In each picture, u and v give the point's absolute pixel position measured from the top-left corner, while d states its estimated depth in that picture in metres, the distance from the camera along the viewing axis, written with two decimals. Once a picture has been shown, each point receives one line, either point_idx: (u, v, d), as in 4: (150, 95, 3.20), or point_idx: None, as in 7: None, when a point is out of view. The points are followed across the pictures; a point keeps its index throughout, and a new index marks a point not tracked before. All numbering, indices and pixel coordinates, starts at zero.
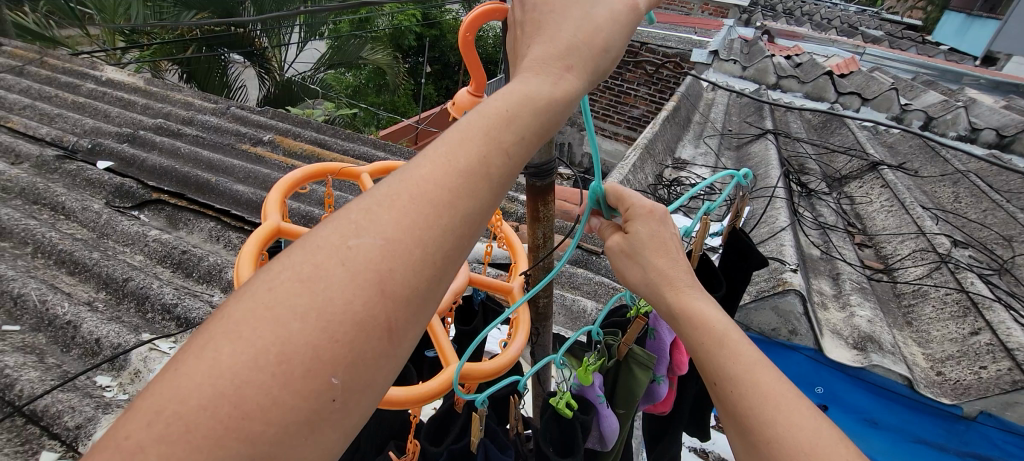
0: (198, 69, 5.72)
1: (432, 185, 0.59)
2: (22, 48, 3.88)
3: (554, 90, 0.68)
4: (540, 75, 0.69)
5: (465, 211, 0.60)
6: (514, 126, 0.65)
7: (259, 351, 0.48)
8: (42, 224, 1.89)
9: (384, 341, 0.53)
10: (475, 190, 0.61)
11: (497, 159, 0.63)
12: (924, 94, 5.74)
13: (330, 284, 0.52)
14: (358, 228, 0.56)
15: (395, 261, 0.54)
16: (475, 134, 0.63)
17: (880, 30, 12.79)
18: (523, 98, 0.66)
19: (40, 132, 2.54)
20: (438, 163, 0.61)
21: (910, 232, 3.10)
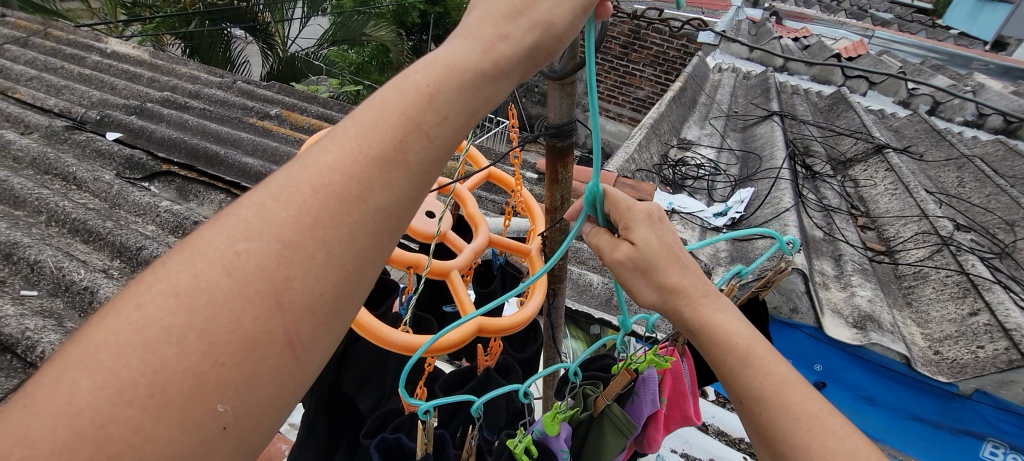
0: (201, 43, 5.68)
1: (339, 176, 0.52)
2: (25, 20, 3.85)
3: (481, 62, 0.61)
4: (467, 46, 0.62)
5: (381, 201, 0.54)
6: (437, 102, 0.58)
7: (125, 382, 0.42)
8: (55, 194, 1.91)
9: (285, 358, 0.47)
10: (392, 177, 0.54)
11: (417, 142, 0.56)
12: (932, 78, 5.70)
13: (210, 295, 0.45)
14: (248, 228, 0.49)
15: (292, 268, 0.48)
16: (389, 114, 0.56)
17: (890, 13, 12.63)
18: (447, 73, 0.59)
19: (48, 103, 2.55)
20: (347, 149, 0.54)
21: (913, 215, 3.11)
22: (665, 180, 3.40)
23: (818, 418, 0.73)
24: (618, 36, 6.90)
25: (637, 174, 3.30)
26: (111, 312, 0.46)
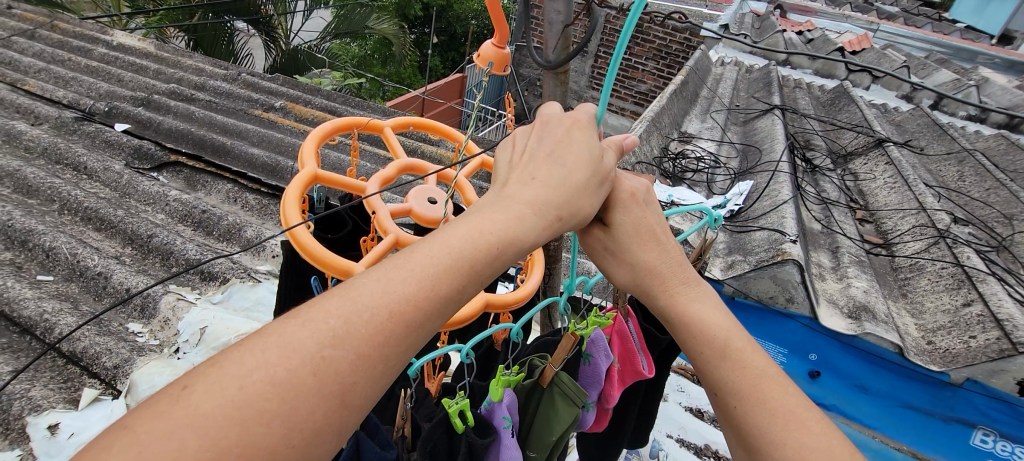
0: (204, 36, 5.71)
1: (411, 307, 0.63)
2: (31, 12, 3.88)
3: (540, 235, 0.75)
4: (534, 215, 0.75)
5: (432, 333, 0.65)
6: (495, 263, 0.70)
7: (220, 448, 0.49)
8: (67, 183, 1.96)
9: (334, 445, 0.56)
10: (444, 314, 0.66)
11: (471, 290, 0.68)
12: (935, 72, 5.70)
13: (300, 395, 0.54)
14: (336, 336, 0.58)
15: (360, 376, 0.58)
16: (459, 260, 0.67)
17: (896, 6, 12.56)
18: (511, 236, 0.71)
19: (57, 94, 2.59)
20: (423, 283, 0.64)
21: (911, 208, 3.13)
22: (665, 174, 3.43)
23: (795, 413, 0.76)
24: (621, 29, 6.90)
25: (637, 166, 3.34)
26: (206, 378, 0.52)
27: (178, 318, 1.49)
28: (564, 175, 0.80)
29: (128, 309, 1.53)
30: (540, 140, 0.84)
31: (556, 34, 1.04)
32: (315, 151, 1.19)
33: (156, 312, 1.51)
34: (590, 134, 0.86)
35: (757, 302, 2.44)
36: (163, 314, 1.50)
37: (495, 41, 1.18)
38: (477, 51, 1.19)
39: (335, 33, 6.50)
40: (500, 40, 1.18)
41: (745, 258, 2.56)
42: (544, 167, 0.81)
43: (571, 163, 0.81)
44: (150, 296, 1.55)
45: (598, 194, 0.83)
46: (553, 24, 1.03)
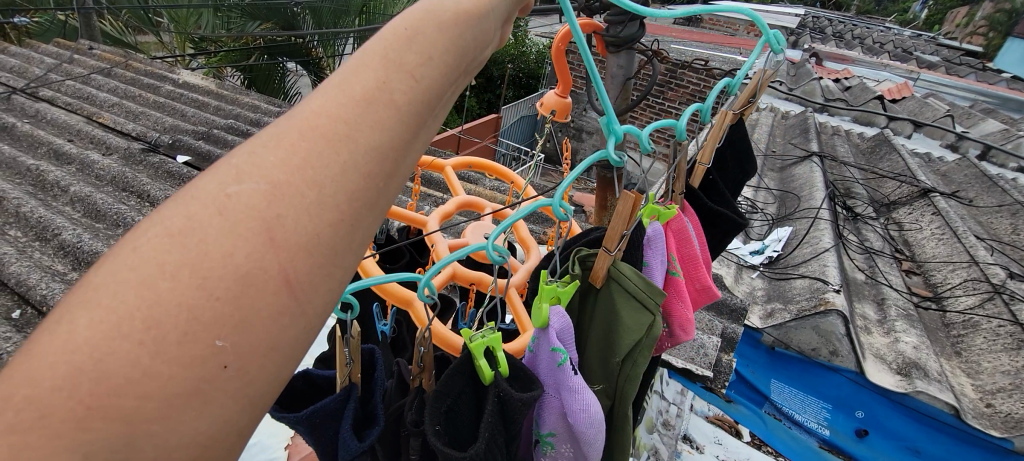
0: (259, 76, 6.05)
1: (323, 115, 0.46)
2: (109, 52, 4.21)
3: (452, 16, 0.57)
4: (431, 6, 0.57)
5: (372, 140, 0.46)
6: (412, 52, 0.52)
7: (119, 318, 0.35)
8: (131, 210, 2.08)
9: (281, 295, 0.40)
10: (379, 117, 0.47)
11: (397, 81, 0.49)
12: (982, 122, 5.56)
13: (197, 245, 0.38)
14: (240, 171, 0.42)
15: (285, 203, 0.41)
16: (364, 61, 0.50)
17: (937, 56, 12.43)
18: (417, 22, 0.54)
19: (127, 127, 2.79)
20: (330, 94, 0.48)
21: (962, 261, 3.01)
22: None
23: None
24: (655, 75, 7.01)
25: None
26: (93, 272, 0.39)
27: None
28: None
29: None
30: None
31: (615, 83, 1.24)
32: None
33: None
34: None
35: (799, 353, 2.37)
36: None
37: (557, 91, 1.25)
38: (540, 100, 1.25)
39: None
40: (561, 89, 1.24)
41: (784, 307, 2.50)
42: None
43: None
44: None
45: None
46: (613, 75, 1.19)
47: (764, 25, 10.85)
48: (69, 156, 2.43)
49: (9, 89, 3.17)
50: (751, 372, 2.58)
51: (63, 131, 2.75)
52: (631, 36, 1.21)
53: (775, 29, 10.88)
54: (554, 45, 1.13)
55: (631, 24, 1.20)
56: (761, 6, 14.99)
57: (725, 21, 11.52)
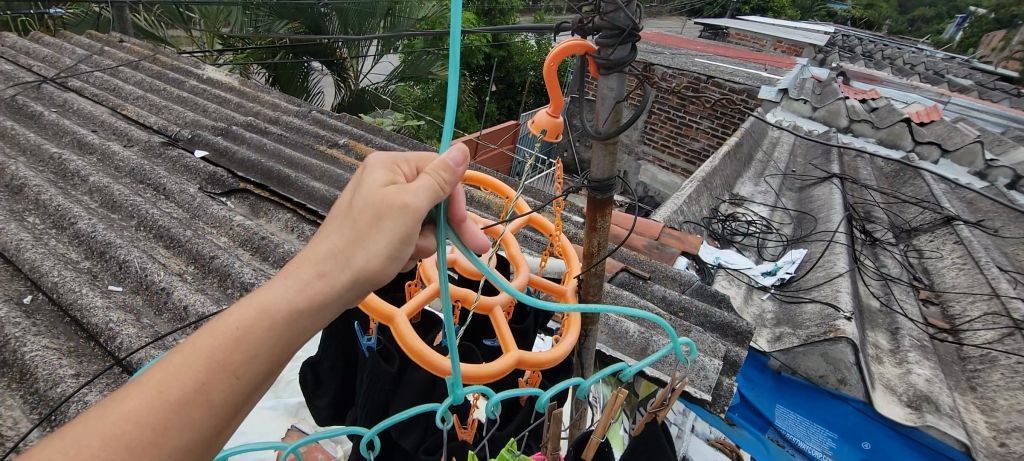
0: (283, 74, 6.14)
1: (137, 419, 0.58)
2: (139, 46, 4.34)
3: (299, 301, 0.66)
4: (286, 285, 0.67)
5: (179, 441, 0.59)
6: (243, 347, 0.63)
7: None
8: (147, 202, 2.12)
9: None
10: (191, 419, 0.60)
11: (221, 378, 0.62)
12: (1013, 150, 5.41)
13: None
14: None
15: None
16: (200, 356, 0.62)
17: (970, 79, 12.20)
18: (259, 313, 0.65)
19: (149, 121, 2.85)
20: (156, 390, 0.60)
21: (983, 294, 2.92)
22: (714, 235, 3.38)
23: None
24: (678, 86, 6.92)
25: (685, 225, 3.29)
26: None
27: None
28: (336, 233, 0.70)
29: (183, 324, 1.62)
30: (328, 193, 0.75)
31: (608, 107, 1.06)
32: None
33: None
34: (379, 166, 0.73)
35: (805, 379, 2.32)
36: None
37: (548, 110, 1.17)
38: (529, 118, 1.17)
39: (402, 76, 6.69)
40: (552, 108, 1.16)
41: (793, 331, 2.45)
42: (325, 232, 0.72)
43: (350, 212, 0.71)
44: (204, 315, 1.61)
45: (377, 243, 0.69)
46: (606, 99, 1.05)
47: (792, 41, 10.73)
48: (92, 146, 2.50)
49: (40, 78, 3.26)
50: (755, 395, 2.44)
51: (88, 121, 2.83)
52: (624, 58, 0.99)
53: (803, 46, 10.75)
54: (545, 63, 1.05)
55: (623, 46, 0.98)
56: (789, 23, 14.85)
57: (752, 35, 11.39)
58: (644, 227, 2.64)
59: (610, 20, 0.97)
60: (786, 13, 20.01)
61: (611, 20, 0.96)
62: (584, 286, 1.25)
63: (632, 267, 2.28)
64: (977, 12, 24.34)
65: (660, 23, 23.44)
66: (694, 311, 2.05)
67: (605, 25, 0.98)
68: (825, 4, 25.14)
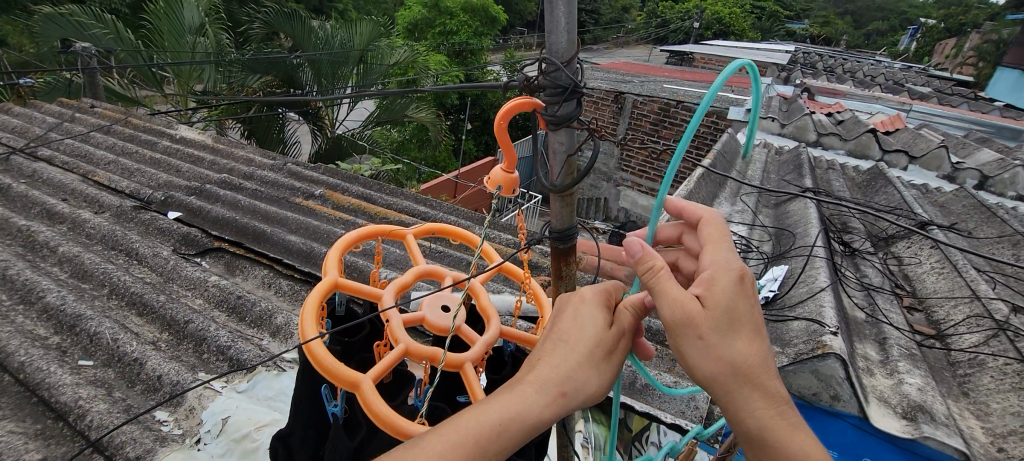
0: (258, 127, 6.15)
1: None
2: (110, 110, 4.35)
3: (545, 414, 0.84)
4: (537, 396, 0.84)
5: None
6: (503, 438, 0.81)
7: None
8: (118, 269, 2.08)
9: None
10: None
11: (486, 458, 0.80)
12: (976, 152, 5.59)
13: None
14: None
15: None
16: (474, 439, 0.79)
17: (928, 86, 12.71)
18: (518, 414, 0.83)
19: (121, 185, 2.83)
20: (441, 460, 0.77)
21: (964, 296, 2.96)
22: None
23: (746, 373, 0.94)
24: (649, 113, 7.09)
25: None
26: None
27: (205, 408, 1.50)
28: (568, 351, 0.89)
29: (157, 396, 1.56)
30: (557, 317, 0.95)
31: (561, 161, 1.03)
32: (340, 256, 1.24)
33: (184, 400, 1.52)
34: (603, 306, 0.95)
35: (799, 398, 2.29)
36: (190, 403, 1.52)
37: (504, 167, 1.20)
38: (487, 175, 1.20)
39: (377, 121, 6.70)
40: (508, 165, 1.19)
41: (783, 350, 2.44)
42: (551, 346, 0.91)
43: (579, 338, 0.90)
44: (179, 384, 1.55)
45: (603, 370, 0.90)
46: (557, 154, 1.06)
47: (755, 62, 11.13)
48: (62, 215, 2.46)
49: (9, 150, 3.23)
50: None
51: (58, 190, 2.79)
52: (571, 114, 1.01)
53: (766, 66, 11.15)
54: (494, 122, 1.07)
55: (568, 102, 1.00)
56: (751, 45, 15.43)
57: (717, 58, 11.80)
58: (626, 257, 2.68)
59: (552, 79, 1.00)
60: (747, 36, 20.76)
61: (553, 79, 1.00)
62: None
63: None
64: (927, 22, 25.54)
65: (628, 52, 24.18)
66: None
67: (548, 84, 1.00)
68: (784, 25, 26.22)
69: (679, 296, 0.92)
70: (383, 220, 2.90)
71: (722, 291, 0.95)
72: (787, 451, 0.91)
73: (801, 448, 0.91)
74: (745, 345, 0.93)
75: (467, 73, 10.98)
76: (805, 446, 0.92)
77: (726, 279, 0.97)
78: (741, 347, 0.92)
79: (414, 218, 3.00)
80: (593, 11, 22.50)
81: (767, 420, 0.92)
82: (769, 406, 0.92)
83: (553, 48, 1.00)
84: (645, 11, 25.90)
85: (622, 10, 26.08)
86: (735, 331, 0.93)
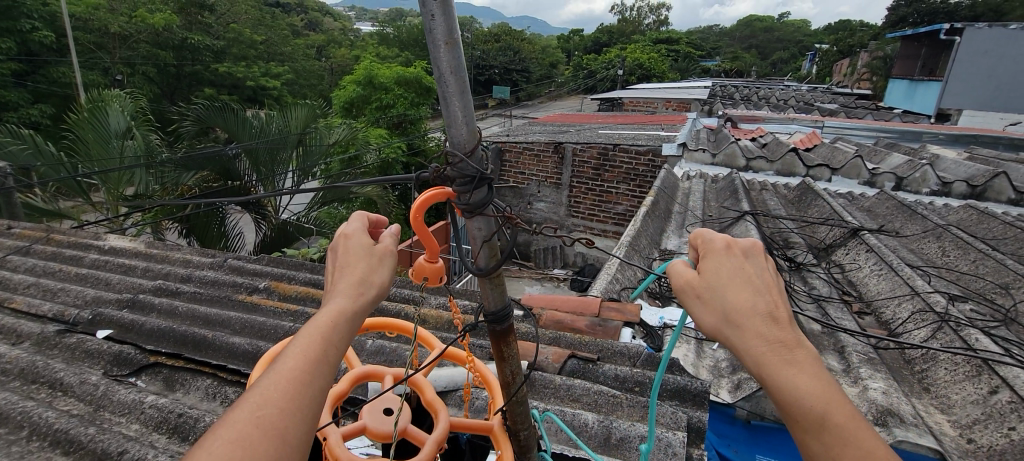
0: (197, 224, 5.90)
1: (295, 372, 0.85)
2: (30, 229, 4.10)
3: (359, 302, 0.99)
4: (345, 296, 0.98)
5: (320, 383, 0.86)
6: (339, 327, 0.94)
7: None
8: (39, 405, 1.88)
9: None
10: (320, 369, 0.88)
11: (334, 350, 0.92)
12: (887, 158, 6.08)
13: (233, 446, 0.74)
14: (257, 406, 0.79)
15: (285, 421, 0.79)
16: (314, 338, 0.91)
17: (834, 103, 13.94)
18: (340, 312, 0.96)
19: (42, 309, 2.62)
20: (295, 359, 0.87)
21: (904, 294, 3.12)
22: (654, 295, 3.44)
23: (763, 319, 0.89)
24: (588, 159, 7.36)
25: (623, 292, 3.33)
26: None
27: None
28: (354, 265, 1.04)
29: None
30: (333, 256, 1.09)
31: (482, 246, 1.06)
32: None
33: None
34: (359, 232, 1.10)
35: (775, 422, 2.27)
36: None
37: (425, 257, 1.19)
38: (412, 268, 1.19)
39: (322, 201, 6.59)
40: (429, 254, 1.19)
41: (750, 376, 2.40)
42: (338, 270, 1.04)
43: (356, 253, 1.06)
44: None
45: (385, 263, 1.07)
46: (476, 238, 1.07)
47: (679, 100, 11.91)
48: None
49: None
50: (733, 451, 2.26)
51: None
52: (483, 200, 1.03)
53: (689, 102, 11.92)
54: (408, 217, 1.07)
55: (479, 190, 1.02)
56: (672, 85, 16.56)
57: (643, 101, 12.57)
58: (583, 306, 2.68)
59: (459, 170, 1.01)
60: (668, 77, 22.28)
61: (460, 170, 1.01)
62: (510, 416, 1.18)
63: (579, 352, 2.25)
64: (821, 46, 28.33)
65: (562, 105, 25.33)
66: (650, 383, 2.01)
67: (456, 175, 1.02)
68: (699, 63, 28.35)
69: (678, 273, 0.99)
70: None
71: (714, 255, 0.96)
72: (785, 392, 0.84)
73: (803, 392, 0.83)
74: (734, 294, 0.91)
75: (409, 142, 11.15)
76: (806, 386, 0.84)
77: (712, 244, 0.98)
78: (730, 295, 0.91)
79: None
80: (524, 70, 23.61)
81: (771, 359, 0.86)
82: (767, 347, 0.87)
83: (455, 140, 1.01)
84: (572, 65, 27.43)
85: (550, 68, 27.61)
86: (728, 284, 0.92)
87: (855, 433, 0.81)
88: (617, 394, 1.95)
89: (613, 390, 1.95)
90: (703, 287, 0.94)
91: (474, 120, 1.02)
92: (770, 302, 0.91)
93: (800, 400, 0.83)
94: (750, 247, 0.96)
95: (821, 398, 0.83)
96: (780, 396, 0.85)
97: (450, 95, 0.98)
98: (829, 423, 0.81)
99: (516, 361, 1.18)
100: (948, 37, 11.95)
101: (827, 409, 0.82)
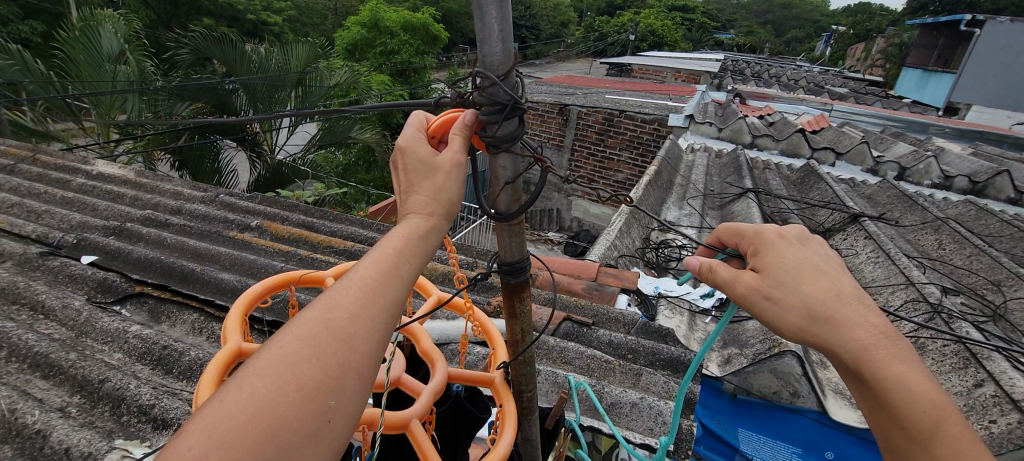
0: (189, 157, 5.72)
1: (367, 283, 0.79)
2: (15, 147, 3.97)
3: (434, 219, 0.91)
4: (421, 212, 0.90)
5: (392, 298, 0.80)
6: (414, 242, 0.87)
7: (282, 387, 0.65)
8: (20, 326, 1.82)
9: (351, 370, 0.71)
10: (393, 284, 0.82)
11: (406, 266, 0.85)
12: (894, 146, 5.99)
13: (296, 358, 0.68)
14: (327, 310, 0.74)
15: (355, 330, 0.74)
16: (389, 252, 0.84)
17: (845, 88, 13.69)
18: (416, 229, 0.88)
19: (26, 229, 2.54)
20: (370, 270, 0.81)
21: (899, 283, 3.09)
22: (649, 265, 3.42)
23: (848, 310, 0.86)
24: (593, 123, 7.21)
25: (620, 259, 3.29)
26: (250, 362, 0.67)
27: None
28: (427, 178, 0.93)
29: None
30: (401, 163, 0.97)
31: (507, 186, 0.99)
32: (240, 320, 1.11)
33: None
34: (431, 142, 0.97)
35: (760, 398, 2.22)
36: None
37: None
38: None
39: (319, 144, 6.42)
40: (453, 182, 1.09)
41: (741, 351, 2.42)
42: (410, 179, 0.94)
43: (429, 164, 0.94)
44: (92, 454, 1.34)
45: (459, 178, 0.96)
46: (503, 177, 0.99)
47: (689, 70, 11.64)
48: None
49: None
50: (717, 422, 2.26)
51: None
52: (512, 133, 0.94)
53: (699, 74, 11.66)
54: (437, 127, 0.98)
55: (510, 120, 0.94)
56: (684, 54, 16.13)
57: (653, 69, 12.27)
58: (581, 270, 2.65)
59: (488, 96, 0.92)
60: (680, 47, 21.73)
61: (490, 95, 0.92)
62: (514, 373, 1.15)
63: (573, 315, 2.22)
64: (837, 29, 27.69)
65: (569, 66, 24.76)
66: (643, 351, 2.00)
67: (484, 102, 0.94)
68: (712, 35, 27.66)
69: (731, 275, 0.93)
70: (327, 249, 2.74)
71: (773, 247, 0.92)
72: (893, 389, 0.81)
73: (911, 386, 0.81)
74: (811, 283, 0.87)
75: (410, 91, 10.87)
76: (911, 381, 0.81)
77: (767, 238, 0.93)
78: (807, 287, 0.86)
79: (360, 244, 2.85)
80: (533, 27, 22.91)
81: (872, 352, 0.83)
82: (862, 341, 0.83)
83: (488, 60, 0.92)
84: (583, 26, 26.65)
85: (560, 28, 26.83)
86: (804, 274, 0.88)
87: (962, 424, 0.80)
88: (609, 360, 1.93)
89: (606, 356, 1.93)
90: (769, 284, 0.88)
91: (510, 39, 0.92)
92: (843, 286, 0.89)
93: (909, 398, 0.80)
94: (802, 233, 0.94)
95: (927, 392, 0.81)
96: (888, 396, 0.81)
97: (487, 4, 0.87)
98: (937, 420, 0.80)
99: (525, 320, 1.13)
100: (968, 28, 11.64)
101: (936, 399, 0.81)
